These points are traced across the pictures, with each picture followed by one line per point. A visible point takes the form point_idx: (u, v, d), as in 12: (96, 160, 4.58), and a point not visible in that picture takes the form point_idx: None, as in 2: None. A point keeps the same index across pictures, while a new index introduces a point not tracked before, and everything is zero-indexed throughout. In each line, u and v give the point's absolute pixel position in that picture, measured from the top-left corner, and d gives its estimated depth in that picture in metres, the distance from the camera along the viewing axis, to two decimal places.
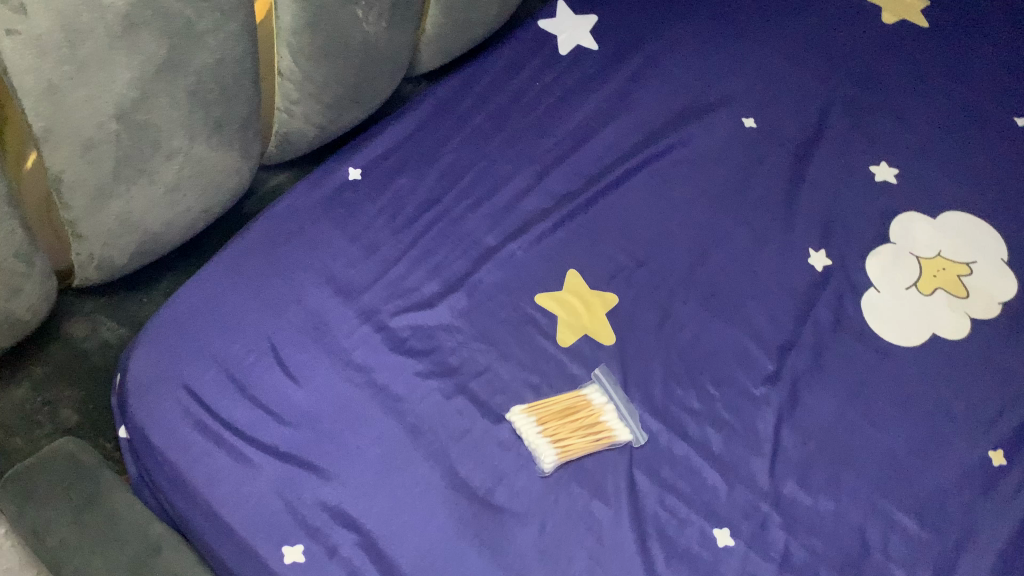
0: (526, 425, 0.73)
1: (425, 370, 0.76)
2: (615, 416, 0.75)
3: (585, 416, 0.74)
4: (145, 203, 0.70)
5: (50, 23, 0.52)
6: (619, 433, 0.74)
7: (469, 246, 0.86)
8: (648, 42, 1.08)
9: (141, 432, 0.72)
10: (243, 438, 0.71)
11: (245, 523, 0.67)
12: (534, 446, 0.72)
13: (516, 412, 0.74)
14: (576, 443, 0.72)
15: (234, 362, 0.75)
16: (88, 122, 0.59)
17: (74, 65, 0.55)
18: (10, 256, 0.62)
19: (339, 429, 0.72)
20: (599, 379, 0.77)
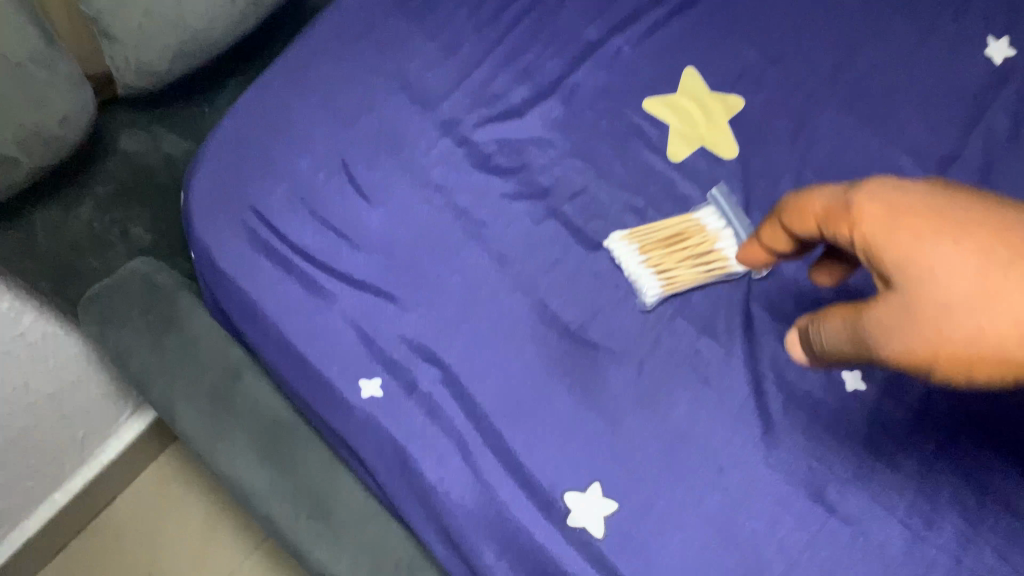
0: (627, 254, 0.63)
1: (514, 191, 0.67)
2: (732, 244, 0.64)
3: (696, 245, 0.64)
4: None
5: None
6: (736, 264, 0.63)
7: (566, 42, 0.73)
8: None
9: (207, 256, 0.66)
10: (314, 264, 0.64)
11: (319, 356, 0.62)
12: (635, 277, 0.62)
13: (615, 239, 0.64)
14: (685, 274, 0.62)
15: (304, 182, 0.67)
16: None
17: None
18: (29, 61, 0.54)
19: (418, 256, 0.64)
20: (716, 201, 0.65)
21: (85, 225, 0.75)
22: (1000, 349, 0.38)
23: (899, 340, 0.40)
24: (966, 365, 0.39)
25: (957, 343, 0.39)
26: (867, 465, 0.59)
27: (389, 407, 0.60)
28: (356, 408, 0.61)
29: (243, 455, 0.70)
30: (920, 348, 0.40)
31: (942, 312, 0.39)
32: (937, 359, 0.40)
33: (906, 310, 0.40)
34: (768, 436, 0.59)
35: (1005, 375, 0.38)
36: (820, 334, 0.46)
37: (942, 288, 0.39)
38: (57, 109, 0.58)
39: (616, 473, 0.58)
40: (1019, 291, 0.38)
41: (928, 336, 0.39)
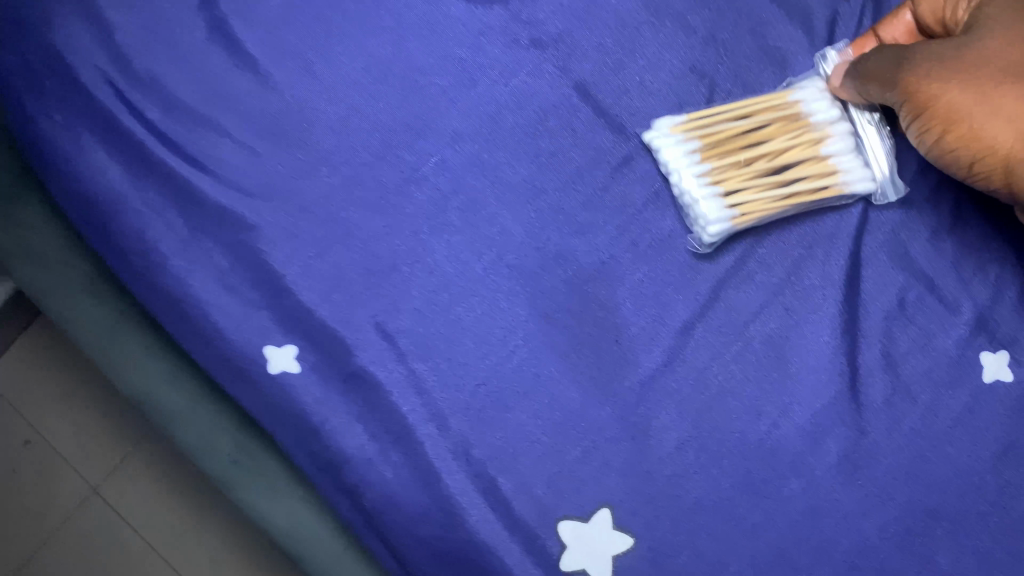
0: (679, 155, 0.40)
1: (507, 37, 0.42)
2: (848, 149, 0.40)
3: (789, 146, 0.40)
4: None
5: None
6: (851, 182, 0.40)
7: None
8: None
9: (27, 131, 0.43)
10: (189, 157, 0.41)
11: (204, 302, 0.42)
12: (695, 200, 0.39)
13: (661, 128, 0.40)
14: (764, 194, 0.39)
15: (171, 11, 0.42)
16: None
17: None
18: None
19: (349, 145, 0.41)
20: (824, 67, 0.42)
21: None
22: (990, 123, 0.34)
23: (914, 64, 0.36)
24: (948, 123, 0.35)
25: (960, 90, 0.35)
26: (995, 489, 0.41)
27: (310, 388, 0.41)
28: (263, 386, 0.42)
29: (140, 360, 0.49)
30: (929, 83, 0.36)
31: (975, 59, 0.35)
32: (930, 103, 0.36)
33: (949, 46, 0.36)
34: (861, 448, 0.41)
35: (969, 150, 0.35)
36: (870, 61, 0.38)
37: (995, 44, 0.35)
38: None
39: (634, 497, 0.40)
40: None
41: (938, 74, 0.35)
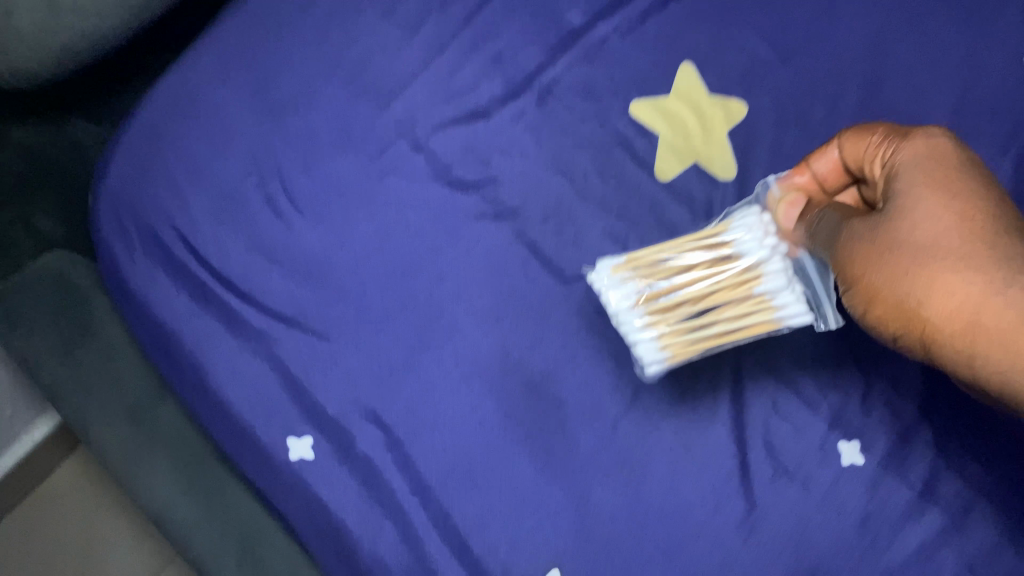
0: (619, 293, 0.46)
1: (477, 211, 0.57)
2: (782, 286, 0.45)
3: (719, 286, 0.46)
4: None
5: None
6: (786, 318, 0.45)
7: (545, 24, 0.61)
8: None
9: (119, 278, 0.57)
10: (237, 291, 0.55)
11: (242, 403, 0.54)
12: (633, 338, 0.46)
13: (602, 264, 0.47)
14: (697, 333, 0.46)
15: (230, 189, 0.57)
16: None
17: None
18: None
19: (359, 284, 0.55)
20: (753, 216, 0.48)
21: None
22: (903, 305, 0.38)
23: (841, 244, 0.42)
24: (870, 302, 0.40)
25: (872, 271, 0.39)
26: (858, 550, 0.52)
27: (321, 472, 0.53)
28: (283, 470, 0.53)
29: (165, 482, 0.62)
30: (852, 261, 0.41)
31: (890, 238, 0.39)
32: (855, 279, 0.41)
33: (869, 227, 0.41)
34: (751, 517, 0.53)
35: (896, 329, 0.39)
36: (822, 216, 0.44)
37: (908, 225, 0.39)
38: None
39: (577, 557, 0.51)
40: (941, 280, 0.37)
41: (860, 254, 0.40)
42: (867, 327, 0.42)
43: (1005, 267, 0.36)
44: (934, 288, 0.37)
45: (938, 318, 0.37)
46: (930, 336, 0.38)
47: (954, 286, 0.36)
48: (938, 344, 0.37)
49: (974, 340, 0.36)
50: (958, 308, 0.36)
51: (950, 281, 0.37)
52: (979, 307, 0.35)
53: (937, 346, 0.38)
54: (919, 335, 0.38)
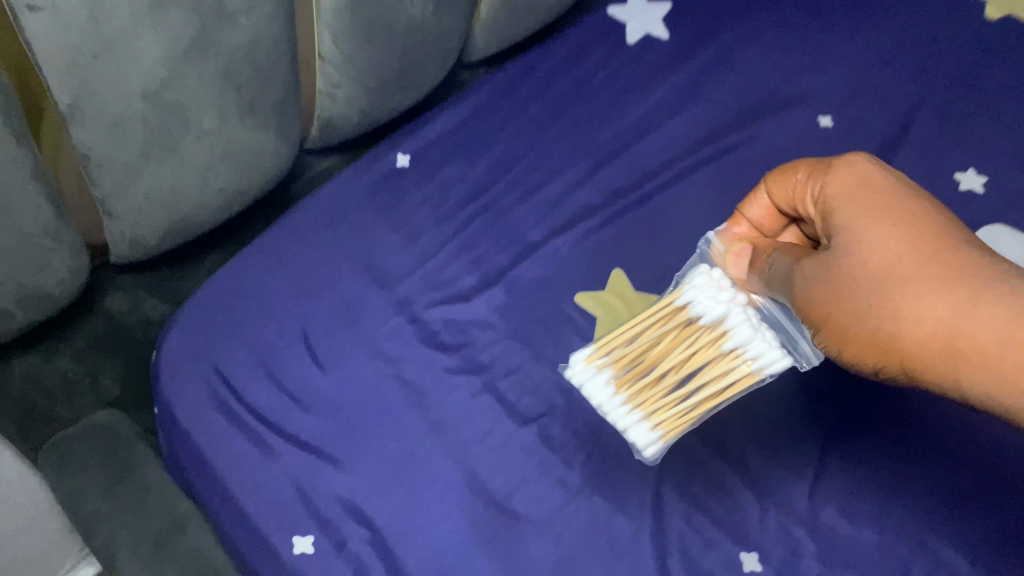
0: (605, 384, 0.58)
1: (456, 368, 0.74)
2: (747, 337, 0.55)
3: (687, 354, 0.57)
4: (120, 97, 0.53)
5: (96, 117, 0.53)
6: (757, 366, 0.55)
7: (514, 237, 0.82)
8: (729, 21, 0.99)
9: (168, 411, 0.71)
10: (265, 423, 0.71)
11: (258, 509, 0.67)
12: (624, 427, 0.58)
13: (578, 361, 0.60)
14: (679, 407, 0.57)
15: (266, 348, 0.74)
16: (115, 145, 0.56)
17: (112, 121, 0.54)
18: (60, 255, 0.60)
19: (362, 421, 0.71)
20: (710, 279, 0.58)
21: (60, 375, 0.80)
22: (885, 340, 0.47)
23: (805, 289, 0.52)
24: (850, 344, 0.50)
25: (846, 317, 0.49)
26: None
27: (320, 564, 0.65)
28: (287, 563, 0.65)
29: None
30: (823, 307, 0.51)
31: (848, 280, 0.49)
32: (830, 323, 0.51)
33: (825, 265, 0.51)
34: None
35: (879, 362, 0.49)
36: (767, 263, 0.56)
37: (859, 264, 0.49)
38: (48, 278, 0.60)
39: None
40: (909, 317, 0.46)
41: (827, 292, 0.50)
42: (846, 365, 0.52)
43: (964, 293, 0.44)
44: (905, 326, 0.46)
45: (914, 346, 0.46)
46: (909, 363, 0.47)
47: (919, 315, 0.46)
48: (918, 368, 0.46)
49: (950, 364, 0.44)
50: (927, 334, 0.45)
51: (915, 311, 0.46)
52: (947, 336, 0.44)
53: (917, 370, 0.46)
54: (899, 363, 0.47)
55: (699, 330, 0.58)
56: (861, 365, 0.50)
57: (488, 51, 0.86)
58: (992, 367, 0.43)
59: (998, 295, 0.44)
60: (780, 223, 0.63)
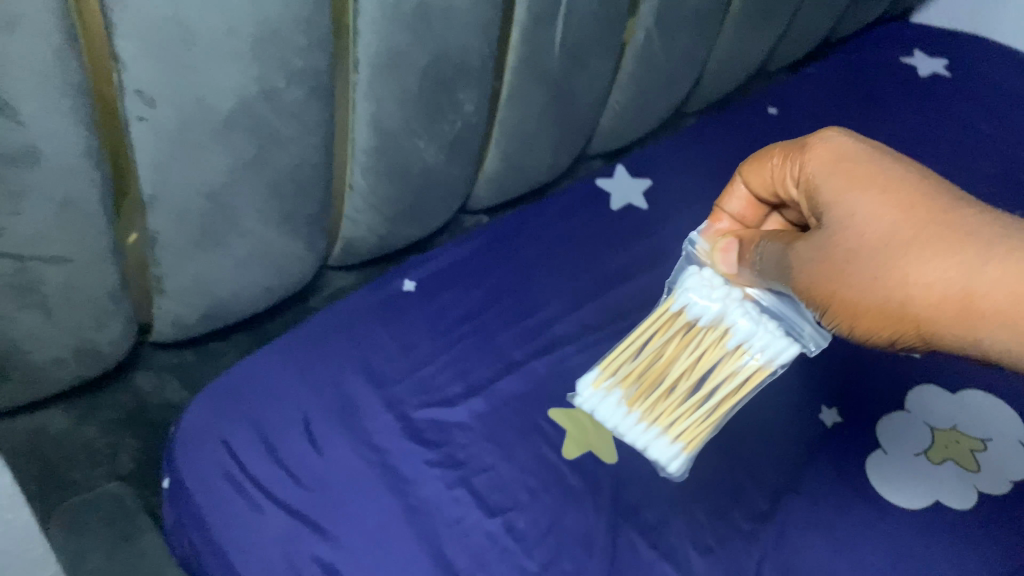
0: (617, 409, 0.82)
1: (434, 460, 0.84)
2: (746, 335, 0.75)
3: (695, 357, 0.78)
4: (189, 192, 0.68)
5: (169, 207, 0.67)
6: (762, 359, 0.75)
7: (498, 356, 0.94)
8: (699, 198, 1.16)
9: (179, 478, 0.81)
10: (263, 492, 0.80)
11: (247, 565, 0.76)
12: (646, 444, 0.80)
13: (590, 388, 0.84)
14: (694, 411, 0.78)
15: (271, 429, 0.84)
16: (177, 232, 0.70)
17: (178, 213, 0.68)
18: (117, 320, 0.72)
19: (347, 499, 0.80)
20: (704, 282, 0.78)
21: (84, 443, 0.87)
22: (894, 301, 0.57)
23: (804, 266, 0.62)
24: (858, 313, 0.60)
25: (851, 287, 0.59)
26: None
27: None
28: None
29: None
30: (826, 279, 0.61)
31: (847, 251, 0.59)
32: (836, 297, 0.61)
33: (823, 243, 0.61)
34: None
35: (891, 326, 0.58)
36: (757, 253, 0.70)
37: (857, 236, 0.59)
38: (103, 338, 0.72)
39: None
40: (915, 275, 0.55)
41: (831, 270, 0.60)
42: (861, 339, 0.62)
43: (963, 249, 0.54)
44: (910, 284, 0.56)
45: (926, 307, 0.55)
46: (923, 324, 0.56)
47: (927, 279, 0.55)
48: (929, 327, 0.56)
49: (962, 311, 0.54)
50: (937, 295, 0.55)
51: (921, 275, 0.55)
52: (954, 286, 0.54)
53: (930, 326, 0.56)
54: (913, 324, 0.57)
55: (704, 331, 0.78)
56: (874, 331, 0.60)
57: (489, 201, 1.02)
58: (1005, 318, 0.52)
59: (995, 251, 0.53)
60: (759, 211, 0.78)
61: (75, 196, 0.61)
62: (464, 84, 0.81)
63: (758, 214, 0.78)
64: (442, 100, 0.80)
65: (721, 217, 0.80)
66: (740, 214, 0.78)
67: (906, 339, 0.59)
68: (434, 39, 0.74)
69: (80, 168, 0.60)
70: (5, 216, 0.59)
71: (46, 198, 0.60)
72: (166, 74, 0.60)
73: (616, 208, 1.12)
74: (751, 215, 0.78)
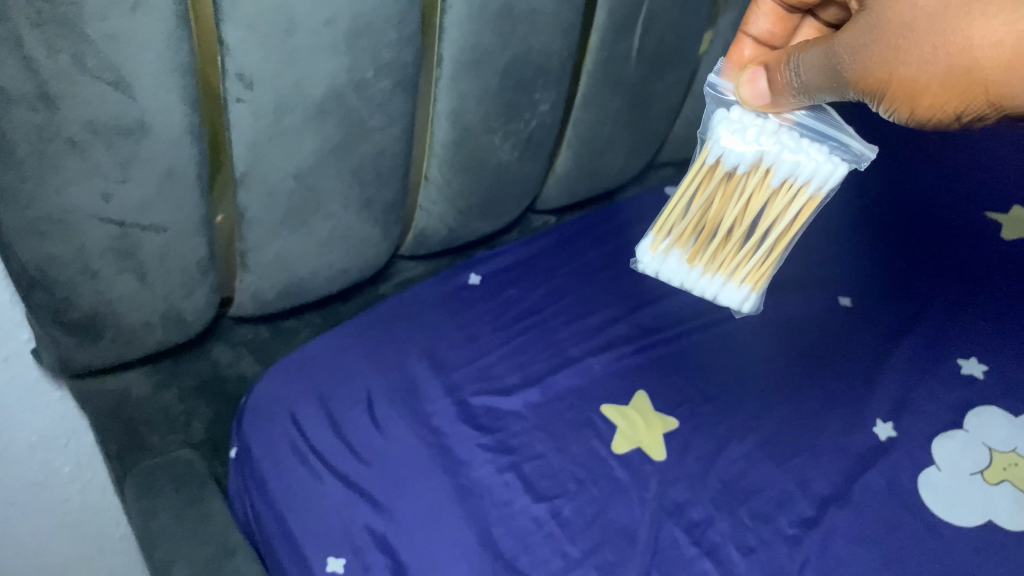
0: (673, 269, 0.79)
1: (487, 446, 0.86)
2: (793, 167, 0.69)
3: (744, 204, 0.73)
4: (277, 173, 0.72)
5: (258, 186, 0.72)
6: (813, 187, 0.70)
7: (556, 351, 0.96)
8: None
9: (246, 444, 0.85)
10: (323, 463, 0.84)
11: (303, 529, 0.79)
12: (717, 293, 0.79)
13: (643, 256, 0.81)
14: (756, 254, 0.76)
15: (334, 405, 0.88)
16: (264, 211, 0.74)
17: (267, 191, 0.73)
18: (203, 290, 0.77)
19: (403, 475, 0.83)
20: (732, 126, 0.70)
21: (162, 408, 0.91)
22: (961, 67, 0.54)
23: (852, 57, 0.59)
24: (916, 96, 0.57)
25: (907, 68, 0.56)
26: None
27: None
28: None
29: None
30: (881, 65, 0.57)
31: (902, 23, 0.56)
32: (890, 82, 0.58)
33: (872, 22, 0.57)
34: None
35: (952, 99, 0.56)
36: (791, 68, 0.64)
37: (909, 5, 0.55)
38: (189, 306, 0.77)
39: None
40: (980, 33, 0.53)
41: (886, 50, 0.57)
42: (920, 121, 0.60)
43: None
44: (977, 42, 0.53)
45: (996, 66, 0.53)
46: (992, 86, 0.54)
47: (995, 35, 0.52)
48: (999, 86, 0.54)
49: None
50: (1007, 52, 0.52)
51: (988, 33, 0.53)
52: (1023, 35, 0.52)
53: (998, 85, 0.54)
54: (981, 86, 0.55)
55: (744, 177, 0.72)
56: (935, 110, 0.58)
57: (557, 202, 1.05)
58: None
59: None
60: (785, 25, 0.76)
61: (176, 169, 0.66)
62: (542, 84, 0.84)
63: (784, 28, 0.76)
64: (520, 100, 0.83)
65: (745, 42, 0.77)
66: (766, 32, 0.76)
67: (971, 109, 0.57)
68: (517, 39, 0.77)
69: (182, 143, 0.65)
70: (112, 183, 0.63)
71: (150, 169, 0.64)
72: (267, 59, 0.64)
73: None
74: (777, 33, 0.76)
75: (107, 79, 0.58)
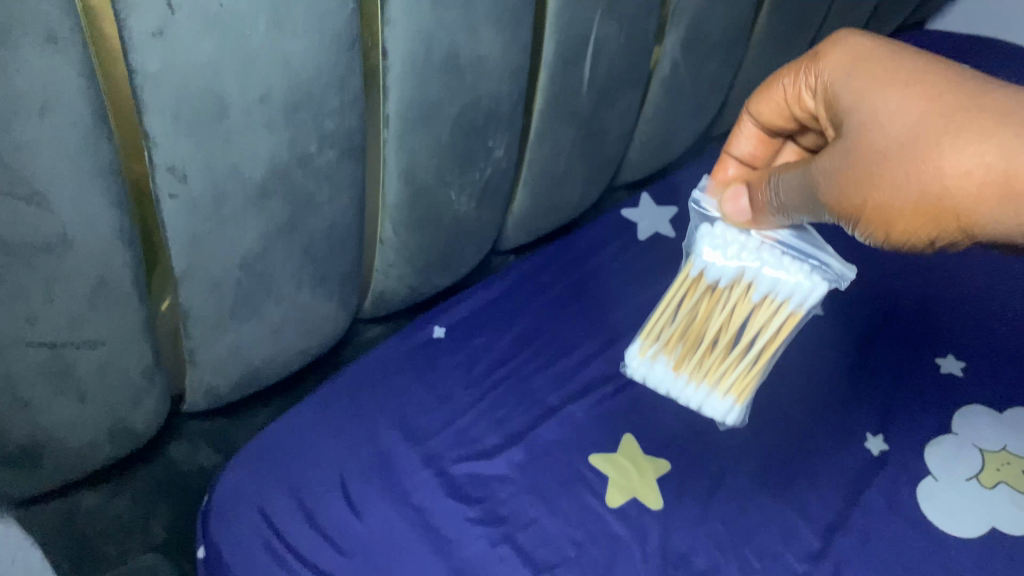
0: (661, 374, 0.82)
1: (476, 518, 0.81)
2: (772, 283, 0.73)
3: (727, 313, 0.76)
4: (222, 264, 0.65)
5: (201, 281, 0.65)
6: (792, 302, 0.72)
7: (535, 401, 0.91)
8: None
9: (215, 549, 0.78)
10: (302, 561, 0.77)
11: None
12: (703, 402, 0.79)
13: (635, 358, 0.84)
14: (739, 367, 0.77)
15: (307, 493, 0.81)
16: (210, 305, 0.67)
17: (212, 284, 0.66)
18: (150, 395, 0.69)
19: (390, 564, 0.78)
20: (713, 241, 0.75)
21: (115, 516, 0.83)
22: (931, 195, 0.54)
23: (828, 181, 0.60)
24: (890, 220, 0.57)
25: (878, 194, 0.57)
26: None
27: None
28: None
29: None
30: (853, 189, 0.58)
31: (874, 150, 0.57)
32: (864, 206, 0.58)
33: (847, 147, 0.59)
34: None
35: (926, 225, 0.56)
36: (772, 186, 0.68)
37: (880, 134, 0.57)
38: (137, 416, 0.70)
39: None
40: (947, 161, 0.53)
41: (857, 176, 0.58)
42: (897, 244, 0.59)
43: (998, 127, 0.52)
44: (945, 170, 0.53)
45: (965, 195, 0.52)
46: (963, 215, 0.53)
47: (963, 165, 0.52)
48: (970, 217, 0.53)
49: (1007, 188, 0.50)
50: (976, 182, 0.52)
51: (956, 164, 0.52)
52: (990, 164, 0.51)
53: (970, 215, 0.53)
54: (952, 214, 0.54)
55: (728, 289, 0.76)
56: (910, 234, 0.57)
57: (516, 242, 1.00)
58: None
59: None
60: (767, 147, 0.79)
61: (107, 278, 0.59)
62: (495, 130, 0.79)
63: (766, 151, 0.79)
64: (473, 149, 0.78)
65: (729, 162, 0.80)
66: (749, 154, 0.79)
67: (945, 235, 0.56)
68: (466, 89, 0.72)
69: (113, 249, 0.58)
70: (36, 305, 0.56)
71: (78, 282, 0.57)
72: (200, 149, 0.57)
73: (643, 239, 1.11)
74: (760, 155, 0.80)
75: (18, 195, 0.51)
